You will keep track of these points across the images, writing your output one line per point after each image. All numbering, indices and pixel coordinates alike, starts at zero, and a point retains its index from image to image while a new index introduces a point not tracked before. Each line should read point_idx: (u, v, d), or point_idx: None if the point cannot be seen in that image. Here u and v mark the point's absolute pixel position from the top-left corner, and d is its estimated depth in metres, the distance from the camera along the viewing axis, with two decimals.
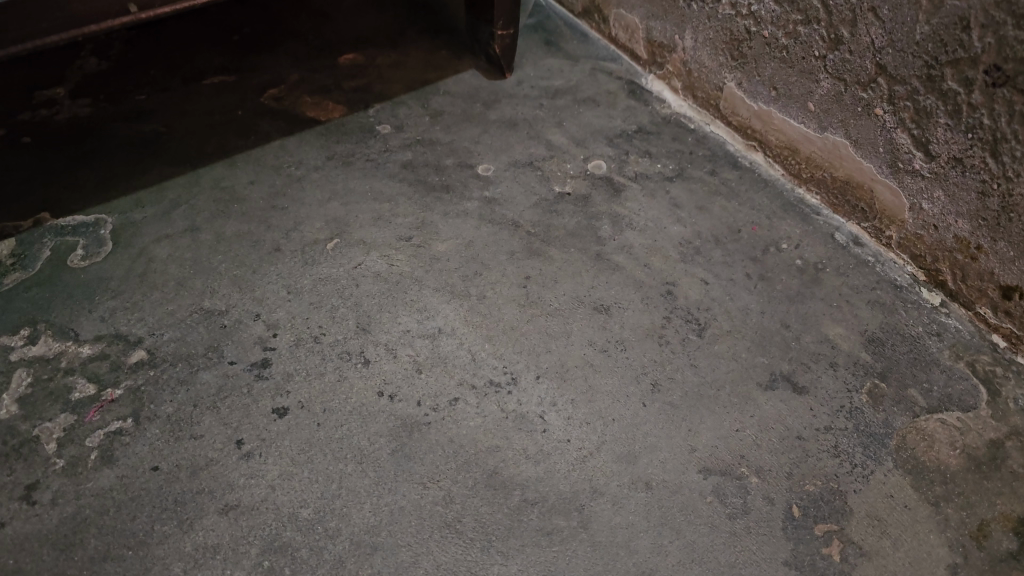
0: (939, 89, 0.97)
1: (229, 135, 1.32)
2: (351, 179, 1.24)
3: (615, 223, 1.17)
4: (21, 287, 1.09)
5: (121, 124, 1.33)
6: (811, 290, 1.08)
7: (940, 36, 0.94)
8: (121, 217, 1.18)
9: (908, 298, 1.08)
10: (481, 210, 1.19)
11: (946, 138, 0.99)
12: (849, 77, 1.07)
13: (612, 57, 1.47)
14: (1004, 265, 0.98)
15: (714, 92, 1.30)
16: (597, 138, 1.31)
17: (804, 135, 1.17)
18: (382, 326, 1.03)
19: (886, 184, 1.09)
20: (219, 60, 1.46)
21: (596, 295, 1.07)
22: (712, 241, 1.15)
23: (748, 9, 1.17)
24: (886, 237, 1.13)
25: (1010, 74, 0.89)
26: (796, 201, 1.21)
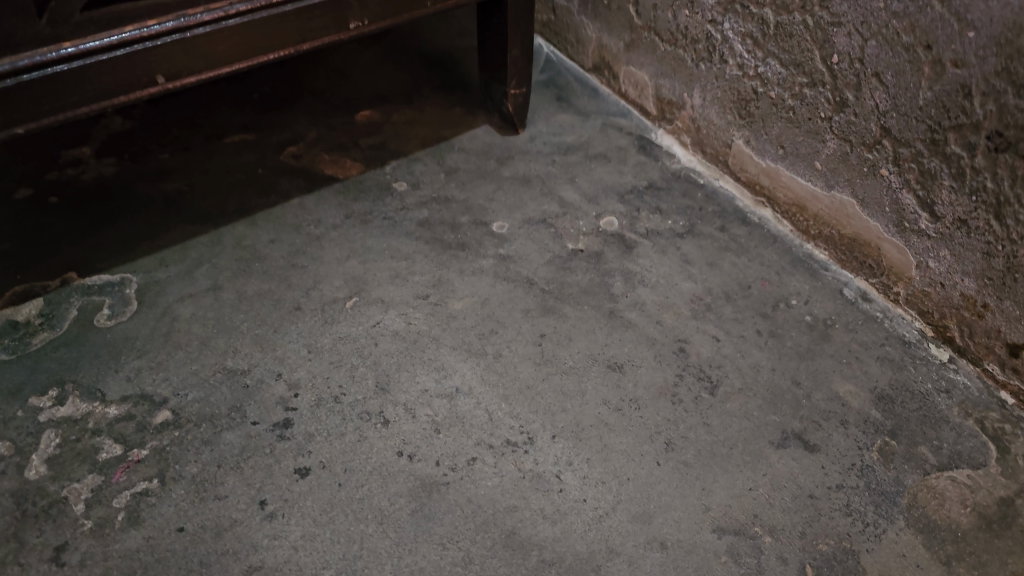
0: (942, 152, 0.99)
1: (249, 193, 1.35)
2: (369, 237, 1.27)
3: (627, 280, 1.20)
4: (49, 347, 1.11)
5: (145, 182, 1.37)
6: (820, 346, 1.10)
7: (943, 102, 0.97)
8: (146, 276, 1.21)
9: (916, 354, 1.10)
10: (496, 268, 1.21)
11: (950, 200, 1.01)
12: (854, 138, 1.10)
13: (622, 112, 1.50)
14: (1011, 324, 1.00)
15: (723, 148, 1.33)
16: (608, 194, 1.34)
17: (812, 193, 1.20)
18: (401, 386, 1.06)
19: (892, 241, 1.11)
20: (240, 119, 1.50)
21: (609, 353, 1.10)
22: (722, 298, 1.17)
23: (755, 70, 1.20)
24: (893, 292, 1.15)
25: (1011, 140, 0.91)
26: (804, 257, 1.23)
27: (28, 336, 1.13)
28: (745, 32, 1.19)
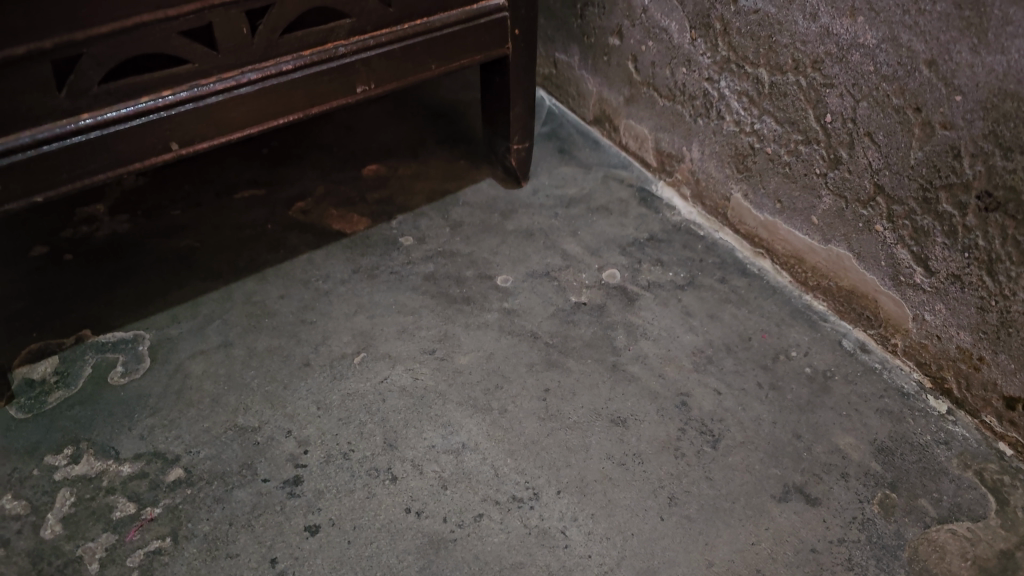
0: (935, 210, 1.02)
1: (259, 249, 1.38)
2: (376, 292, 1.29)
3: (630, 333, 1.22)
4: (64, 405, 1.14)
5: (157, 239, 1.40)
6: (820, 399, 1.12)
7: (934, 162, 0.99)
8: (158, 333, 1.24)
9: (915, 406, 1.11)
10: (501, 322, 1.24)
11: (944, 256, 1.03)
12: (849, 194, 1.12)
13: (623, 164, 1.54)
14: (1007, 377, 1.02)
15: (722, 201, 1.36)
16: (610, 247, 1.36)
17: (809, 246, 1.23)
18: (408, 442, 1.08)
19: (889, 294, 1.14)
20: (250, 174, 1.54)
21: (613, 408, 1.12)
22: (723, 350, 1.19)
23: (751, 127, 1.23)
24: (892, 344, 1.17)
25: (1000, 200, 0.94)
26: (804, 308, 1.25)
27: (43, 395, 1.15)
28: (741, 90, 1.22)
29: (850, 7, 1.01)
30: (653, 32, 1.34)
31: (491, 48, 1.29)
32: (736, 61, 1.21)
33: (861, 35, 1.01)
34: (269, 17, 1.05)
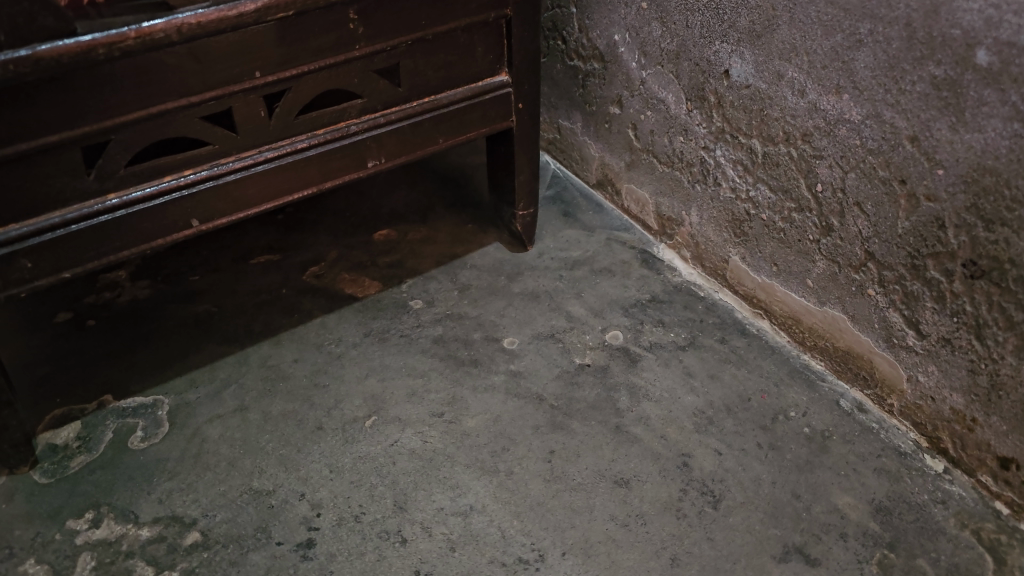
0: (923, 276, 1.05)
1: (274, 313, 1.43)
2: (386, 355, 1.34)
3: (632, 394, 1.26)
4: (86, 470, 1.18)
5: (176, 304, 1.45)
6: (819, 458, 1.15)
7: (920, 231, 1.03)
8: (176, 397, 1.28)
9: (912, 465, 1.13)
10: (508, 384, 1.28)
11: (934, 320, 1.06)
12: (841, 260, 1.16)
13: (625, 226, 1.58)
14: (999, 438, 1.04)
15: (720, 263, 1.40)
16: (613, 308, 1.40)
17: (806, 307, 1.26)
18: (418, 505, 1.11)
19: (883, 355, 1.17)
20: (266, 240, 1.59)
21: (616, 469, 1.15)
22: (723, 411, 1.22)
23: (746, 194, 1.28)
24: (888, 404, 1.20)
25: (984, 268, 0.98)
26: (802, 367, 1.28)
27: (66, 460, 1.19)
28: (735, 159, 1.27)
29: (835, 85, 1.06)
30: (651, 102, 1.40)
31: (496, 121, 1.35)
32: (730, 132, 1.26)
33: (846, 111, 1.06)
34: (286, 100, 1.11)
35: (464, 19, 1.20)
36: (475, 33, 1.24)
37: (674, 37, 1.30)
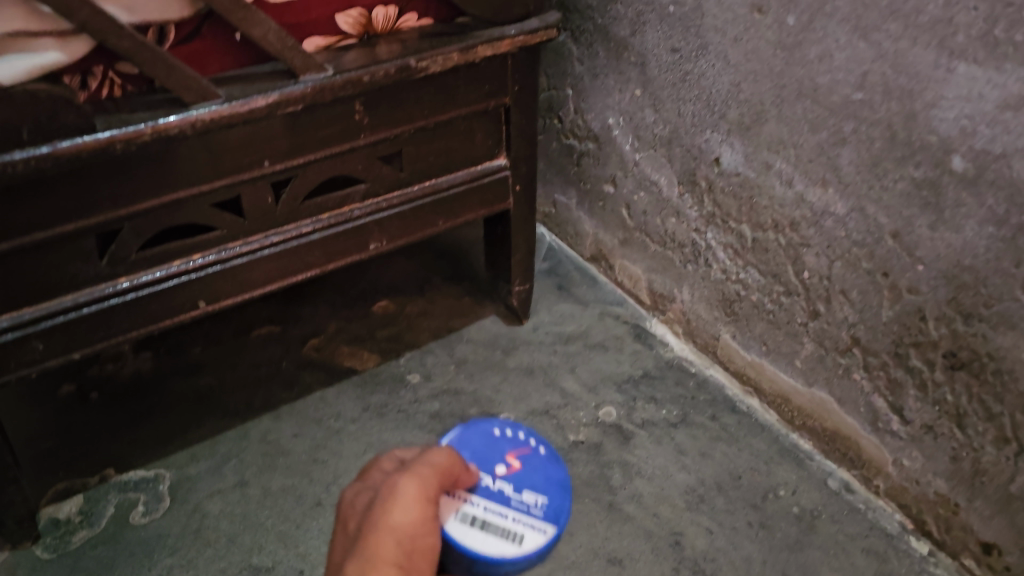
0: (907, 364, 1.09)
1: (274, 387, 1.45)
2: (384, 430, 1.36)
3: (625, 472, 1.28)
4: (87, 545, 1.19)
5: (178, 377, 1.48)
6: (808, 538, 1.17)
7: (903, 321, 1.07)
8: (178, 472, 1.30)
9: (899, 546, 1.16)
10: None
11: (917, 406, 1.10)
12: (828, 343, 1.20)
13: (619, 301, 1.62)
14: (982, 522, 1.07)
15: (711, 340, 1.44)
16: (607, 384, 1.44)
17: (794, 387, 1.30)
18: None
19: (869, 438, 1.20)
20: (267, 312, 1.63)
21: (609, 548, 1.17)
22: (714, 489, 1.25)
23: (737, 276, 1.32)
24: (874, 484, 1.23)
25: (964, 360, 1.01)
26: (791, 446, 1.31)
27: (68, 534, 1.21)
28: (726, 242, 1.32)
29: (821, 179, 1.10)
30: (644, 184, 1.45)
31: (493, 204, 1.40)
32: (720, 216, 1.31)
33: (831, 204, 1.10)
34: (292, 187, 1.16)
35: (464, 109, 1.25)
36: (474, 120, 1.29)
37: (667, 124, 1.34)
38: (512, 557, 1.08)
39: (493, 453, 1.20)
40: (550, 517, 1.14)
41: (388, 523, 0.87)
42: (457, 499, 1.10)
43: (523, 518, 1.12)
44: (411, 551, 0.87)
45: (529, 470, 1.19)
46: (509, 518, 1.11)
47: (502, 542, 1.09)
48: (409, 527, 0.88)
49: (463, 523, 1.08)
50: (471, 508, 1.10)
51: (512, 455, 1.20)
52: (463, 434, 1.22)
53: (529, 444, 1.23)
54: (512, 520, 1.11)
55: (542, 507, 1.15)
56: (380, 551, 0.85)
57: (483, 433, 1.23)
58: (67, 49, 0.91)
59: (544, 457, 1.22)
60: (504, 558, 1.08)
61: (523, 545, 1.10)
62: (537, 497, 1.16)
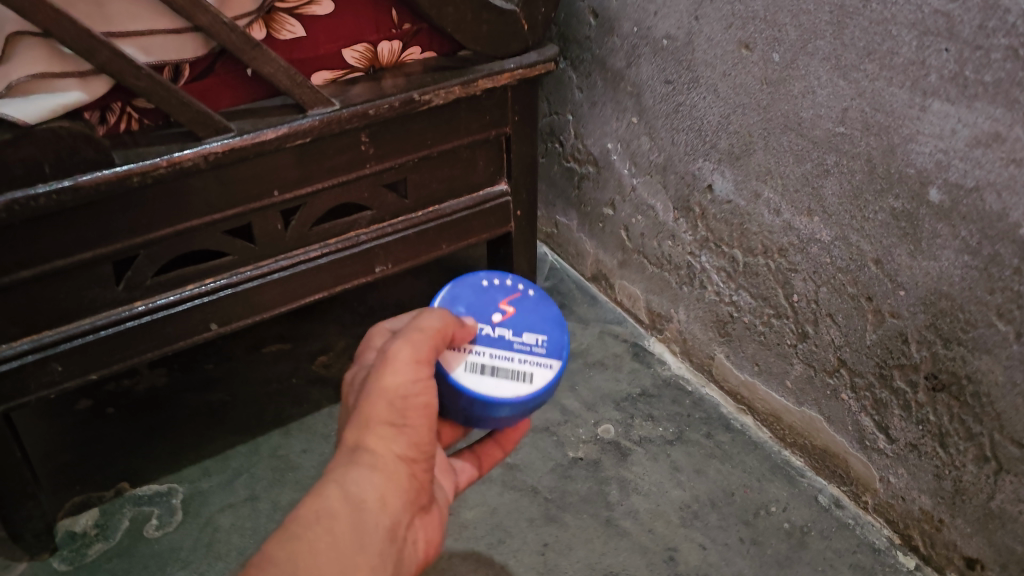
0: (891, 385, 1.13)
1: (283, 403, 1.50)
2: None
3: (622, 488, 1.32)
4: (103, 557, 1.24)
5: (191, 393, 1.53)
6: (798, 554, 1.21)
7: (886, 343, 1.11)
8: (190, 486, 1.35)
9: (886, 562, 1.20)
10: (504, 477, 1.35)
11: (901, 426, 1.14)
12: (817, 364, 1.24)
13: (618, 319, 1.67)
14: (964, 538, 1.11)
15: (707, 359, 1.49)
16: (606, 402, 1.48)
17: (785, 406, 1.34)
18: None
19: (857, 456, 1.24)
20: (277, 329, 1.68)
21: (605, 563, 1.21)
22: (708, 505, 1.29)
23: (730, 298, 1.37)
24: (862, 501, 1.26)
25: (944, 382, 1.05)
26: (783, 463, 1.35)
27: (84, 547, 1.26)
28: (719, 265, 1.36)
29: (807, 208, 1.15)
30: (641, 208, 1.50)
31: (494, 227, 1.45)
32: (713, 240, 1.35)
33: (817, 231, 1.15)
34: (301, 215, 1.21)
35: (466, 138, 1.30)
36: (476, 149, 1.34)
37: (662, 151, 1.38)
38: (528, 399, 0.92)
39: (485, 302, 0.98)
40: (555, 352, 0.96)
41: (381, 385, 0.80)
42: (460, 350, 0.91)
43: (530, 357, 0.94)
44: (406, 411, 0.80)
45: (525, 312, 0.99)
46: (516, 360, 0.93)
47: (514, 383, 0.92)
48: (403, 388, 0.80)
49: (471, 372, 0.90)
50: (476, 357, 0.92)
51: (505, 301, 0.99)
52: (452, 289, 0.98)
53: (520, 288, 1.02)
54: (519, 361, 0.93)
55: (545, 344, 0.97)
56: (374, 412, 0.80)
57: (472, 285, 1.00)
58: (88, 89, 0.96)
59: (537, 298, 1.02)
60: (518, 401, 0.91)
61: (535, 383, 0.93)
62: (539, 336, 0.97)
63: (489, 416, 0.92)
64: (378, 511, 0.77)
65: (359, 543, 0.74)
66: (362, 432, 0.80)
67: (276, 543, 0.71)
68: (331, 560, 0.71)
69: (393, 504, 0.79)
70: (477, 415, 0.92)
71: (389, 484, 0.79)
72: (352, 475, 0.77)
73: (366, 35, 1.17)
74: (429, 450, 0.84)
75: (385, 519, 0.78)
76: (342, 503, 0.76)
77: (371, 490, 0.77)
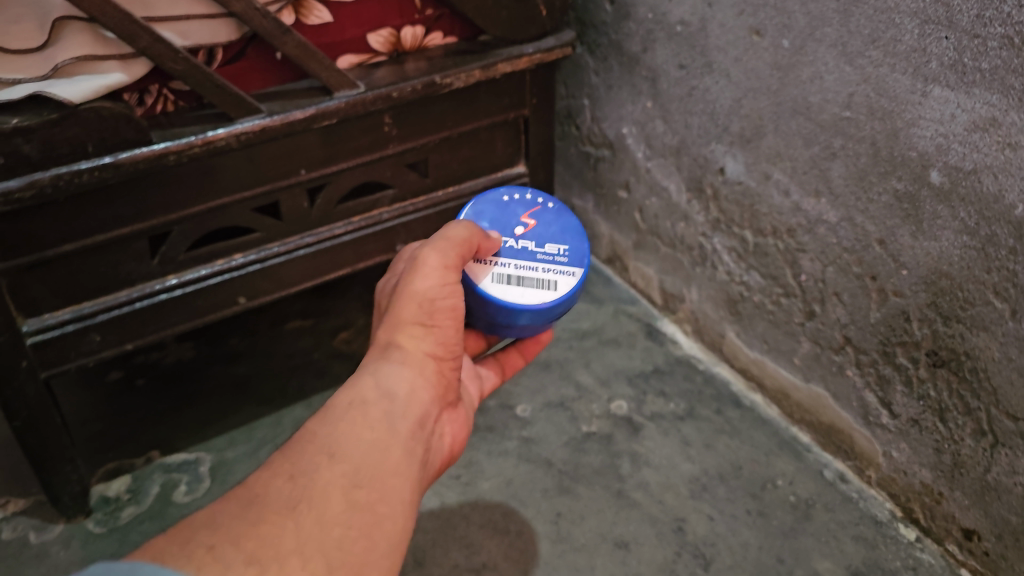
0: (893, 362, 1.17)
1: (307, 377, 1.56)
2: None
3: (634, 461, 1.37)
4: (136, 520, 1.30)
5: (217, 366, 1.59)
6: (802, 525, 1.24)
7: (889, 322, 1.15)
8: (218, 455, 1.41)
9: (887, 534, 1.23)
10: (519, 450, 1.40)
11: (903, 402, 1.18)
12: (823, 342, 1.28)
13: (632, 300, 1.71)
14: (963, 511, 1.15)
15: (718, 338, 1.53)
16: (619, 378, 1.52)
17: (793, 382, 1.38)
18: (436, 561, 1.22)
19: (861, 431, 1.28)
20: (300, 305, 1.73)
21: (616, 532, 1.26)
22: (716, 478, 1.33)
23: (740, 278, 1.41)
24: (866, 475, 1.30)
25: (944, 359, 1.09)
26: (790, 438, 1.39)
27: (117, 510, 1.32)
28: (730, 246, 1.40)
29: (814, 190, 1.18)
30: (655, 190, 1.53)
31: None
32: (725, 222, 1.39)
33: (824, 213, 1.18)
34: (327, 192, 1.26)
35: (485, 120, 1.35)
36: (495, 131, 1.39)
37: (675, 134, 1.42)
38: (553, 306, 0.98)
39: (507, 217, 1.02)
40: (577, 260, 1.01)
41: (411, 289, 0.85)
42: (486, 263, 0.97)
43: (553, 266, 1.00)
44: (434, 313, 0.86)
45: (546, 224, 1.03)
46: (540, 270, 1.00)
47: (539, 292, 0.98)
48: (431, 292, 0.85)
49: (498, 282, 0.97)
50: (502, 269, 0.98)
51: (526, 215, 1.03)
52: (475, 206, 1.02)
53: (540, 200, 1.05)
54: (543, 272, 0.99)
55: (567, 253, 1.02)
56: (403, 312, 0.85)
57: (494, 201, 1.04)
58: (129, 71, 1.01)
59: (557, 210, 1.05)
60: (544, 307, 0.97)
61: (559, 290, 0.99)
62: (561, 246, 1.02)
63: (517, 323, 0.99)
64: (413, 398, 0.80)
65: (398, 418, 0.76)
66: (393, 331, 0.85)
67: (321, 415, 0.72)
68: (372, 430, 0.72)
69: (423, 393, 0.82)
70: (505, 322, 0.99)
71: (419, 378, 0.82)
72: (384, 368, 0.81)
73: (389, 21, 1.22)
74: (455, 353, 0.89)
75: (417, 406, 0.80)
76: (378, 387, 0.78)
77: (403, 380, 0.80)
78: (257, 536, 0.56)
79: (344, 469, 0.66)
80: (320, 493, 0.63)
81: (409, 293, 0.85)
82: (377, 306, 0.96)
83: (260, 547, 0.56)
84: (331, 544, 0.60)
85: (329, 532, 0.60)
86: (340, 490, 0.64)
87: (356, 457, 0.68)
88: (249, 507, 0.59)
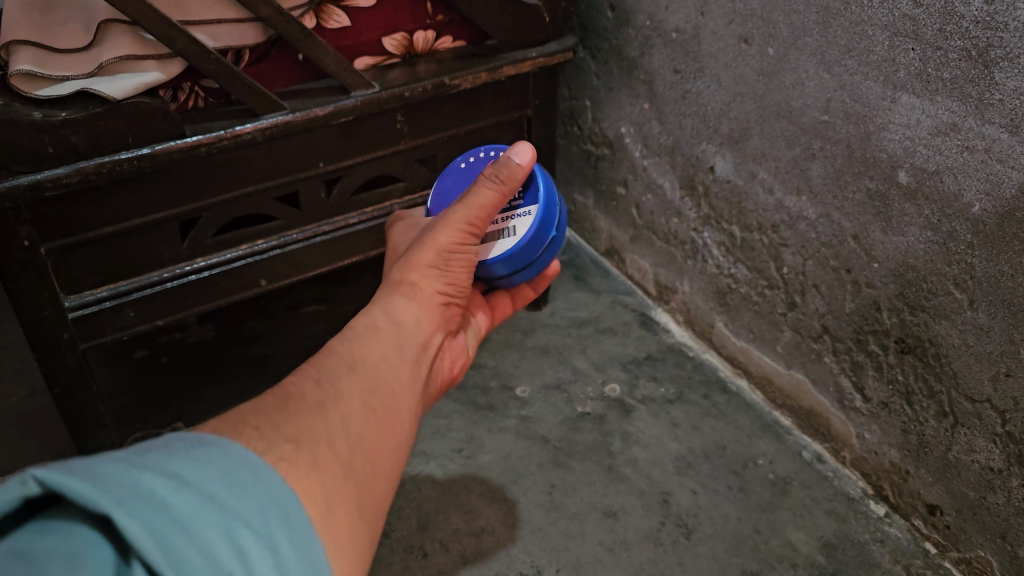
0: (866, 349, 1.26)
1: None
2: None
3: (625, 440, 1.46)
4: None
5: (237, 346, 1.69)
6: (779, 500, 1.34)
7: (862, 311, 1.24)
8: None
9: (859, 509, 1.32)
10: (518, 427, 1.49)
11: (874, 386, 1.27)
12: (804, 331, 1.37)
13: (629, 291, 1.81)
14: (927, 487, 1.24)
15: (707, 327, 1.62)
16: (613, 364, 1.62)
17: (776, 369, 1.47)
18: (437, 525, 1.32)
19: (837, 415, 1.37)
20: (314, 292, 1.83)
21: (606, 502, 1.35)
22: (701, 456, 1.42)
23: (728, 271, 1.50)
24: (842, 456, 1.39)
25: (910, 346, 1.18)
26: (772, 422, 1.48)
27: None
28: (719, 241, 1.49)
29: (795, 188, 1.27)
30: (651, 187, 1.63)
31: None
32: (714, 218, 1.48)
33: (804, 210, 1.28)
34: (342, 184, 1.35)
35: (491, 118, 1.45)
36: (500, 129, 1.48)
37: (670, 134, 1.51)
38: (517, 250, 1.07)
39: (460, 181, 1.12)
40: (532, 198, 1.09)
41: (432, 240, 0.93)
42: None
43: (511, 212, 1.09)
44: (450, 261, 0.94)
45: None
46: (499, 220, 1.08)
47: (501, 241, 1.08)
48: (449, 244, 0.94)
49: None
50: None
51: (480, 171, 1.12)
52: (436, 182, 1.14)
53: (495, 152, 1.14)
54: (501, 221, 1.08)
55: (523, 195, 1.10)
56: (420, 257, 0.93)
57: (455, 170, 1.14)
58: (165, 70, 1.11)
59: None
60: (507, 254, 1.07)
61: (518, 234, 1.08)
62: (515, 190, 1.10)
63: (497, 274, 1.09)
64: (417, 328, 0.88)
65: (405, 344, 0.84)
66: (406, 270, 0.93)
67: (340, 335, 0.81)
68: (382, 351, 0.81)
69: (426, 328, 0.90)
70: (484, 276, 1.10)
71: (422, 313, 0.91)
72: (392, 302, 0.90)
73: (402, 25, 1.31)
74: (459, 294, 0.98)
75: (420, 334, 0.89)
76: (387, 318, 0.87)
77: (410, 316, 0.89)
78: (291, 419, 0.64)
79: (359, 378, 0.74)
80: (341, 394, 0.71)
81: (431, 243, 0.93)
82: (391, 257, 1.05)
83: (298, 431, 0.63)
84: (351, 434, 0.68)
85: (349, 424, 0.68)
86: (358, 395, 0.72)
87: (369, 368, 0.77)
88: (285, 400, 0.66)
